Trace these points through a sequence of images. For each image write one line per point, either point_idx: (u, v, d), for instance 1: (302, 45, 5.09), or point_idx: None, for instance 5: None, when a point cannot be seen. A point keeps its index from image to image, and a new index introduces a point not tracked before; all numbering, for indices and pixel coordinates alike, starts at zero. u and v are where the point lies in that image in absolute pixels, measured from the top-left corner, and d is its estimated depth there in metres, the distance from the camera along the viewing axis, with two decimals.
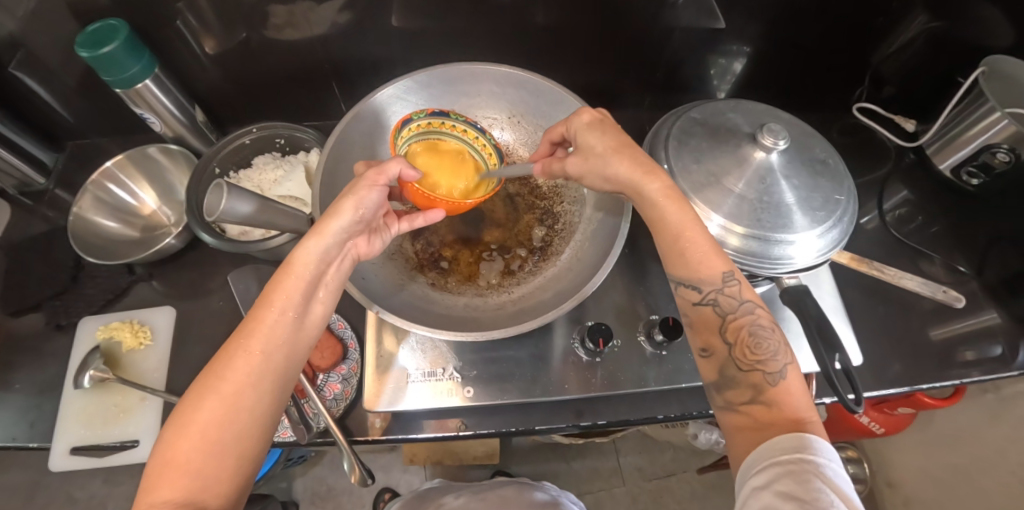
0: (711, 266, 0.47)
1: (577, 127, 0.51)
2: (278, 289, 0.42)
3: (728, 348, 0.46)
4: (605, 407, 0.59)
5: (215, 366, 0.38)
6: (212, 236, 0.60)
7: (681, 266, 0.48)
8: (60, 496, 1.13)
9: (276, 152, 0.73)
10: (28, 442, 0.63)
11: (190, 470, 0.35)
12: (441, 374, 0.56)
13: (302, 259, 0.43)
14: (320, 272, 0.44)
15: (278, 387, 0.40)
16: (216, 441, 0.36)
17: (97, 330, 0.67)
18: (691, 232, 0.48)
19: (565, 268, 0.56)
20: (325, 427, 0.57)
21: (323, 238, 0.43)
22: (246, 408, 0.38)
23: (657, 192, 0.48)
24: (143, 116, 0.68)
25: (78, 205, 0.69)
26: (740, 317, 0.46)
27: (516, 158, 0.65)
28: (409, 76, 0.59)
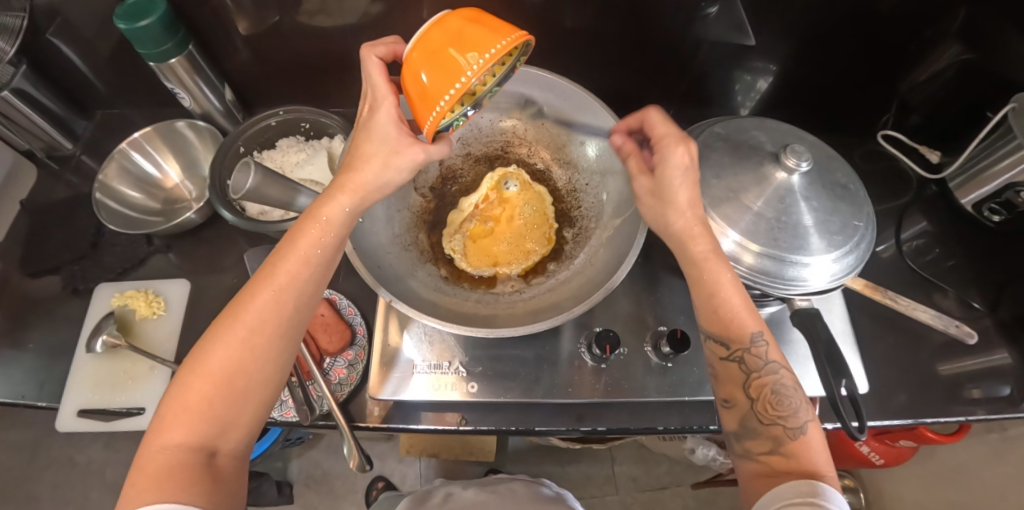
0: (738, 326, 0.47)
1: (671, 165, 0.46)
2: (300, 243, 0.42)
3: (751, 402, 0.46)
4: (606, 413, 0.59)
5: (241, 315, 0.40)
6: (232, 213, 0.61)
7: (713, 320, 0.48)
8: (61, 458, 1.15)
9: (300, 135, 0.73)
10: (36, 401, 0.64)
11: (205, 417, 0.38)
12: (449, 369, 0.57)
13: (331, 217, 0.43)
14: (347, 229, 0.45)
15: (291, 340, 0.42)
16: (237, 392, 0.39)
17: (113, 296, 0.68)
18: (726, 292, 0.47)
19: (578, 271, 0.55)
20: (329, 410, 0.58)
21: (353, 197, 0.43)
22: (267, 362, 0.41)
23: (699, 254, 0.47)
24: (174, 92, 0.69)
25: (103, 173, 0.70)
26: (764, 376, 0.46)
27: (537, 158, 0.64)
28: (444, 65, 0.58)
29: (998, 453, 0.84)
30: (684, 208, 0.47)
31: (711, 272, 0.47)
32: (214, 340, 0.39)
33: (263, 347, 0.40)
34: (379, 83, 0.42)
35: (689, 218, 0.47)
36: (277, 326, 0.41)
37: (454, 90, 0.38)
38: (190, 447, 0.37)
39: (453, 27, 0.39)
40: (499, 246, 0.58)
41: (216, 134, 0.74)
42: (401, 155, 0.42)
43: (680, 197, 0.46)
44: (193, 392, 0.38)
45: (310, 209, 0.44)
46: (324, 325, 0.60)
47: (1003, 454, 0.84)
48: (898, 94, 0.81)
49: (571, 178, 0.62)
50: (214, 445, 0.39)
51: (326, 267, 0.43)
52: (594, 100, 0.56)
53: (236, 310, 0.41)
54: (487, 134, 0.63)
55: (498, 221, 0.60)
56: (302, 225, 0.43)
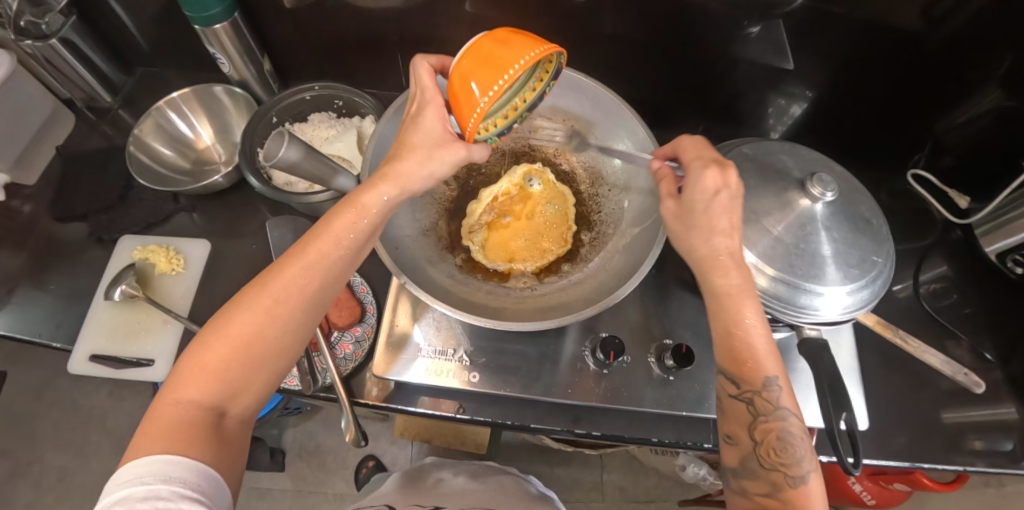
0: (755, 367, 0.45)
1: (696, 184, 0.46)
2: (336, 225, 0.43)
3: (754, 444, 0.45)
4: (601, 419, 0.60)
5: (269, 286, 0.41)
6: (259, 181, 0.62)
7: (727, 357, 0.47)
8: (65, 399, 1.18)
9: (332, 111, 0.74)
10: (51, 341, 0.66)
11: (220, 379, 0.39)
12: (453, 356, 0.58)
13: (370, 204, 0.44)
14: (383, 218, 0.46)
15: (312, 317, 0.43)
16: (253, 360, 0.40)
17: (134, 248, 0.69)
18: (750, 332, 0.45)
19: (591, 275, 0.55)
20: (331, 384, 0.59)
21: (395, 186, 0.44)
22: (287, 334, 0.42)
23: (722, 286, 0.46)
24: (215, 56, 0.69)
25: (139, 128, 0.71)
26: (772, 421, 0.44)
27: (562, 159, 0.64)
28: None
29: None
30: (714, 232, 0.45)
31: (741, 301, 0.46)
32: (240, 306, 0.41)
33: (285, 320, 0.41)
34: (429, 87, 0.44)
35: (717, 244, 0.46)
36: (301, 301, 0.42)
37: (496, 91, 0.39)
38: (200, 406, 0.38)
39: (499, 37, 0.41)
40: (516, 240, 0.58)
41: (252, 101, 0.75)
42: (444, 149, 0.43)
43: (706, 220, 0.46)
44: (214, 352, 0.39)
45: (352, 194, 0.45)
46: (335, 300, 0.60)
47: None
48: (933, 134, 0.77)
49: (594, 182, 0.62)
50: (223, 407, 0.40)
51: (357, 252, 0.44)
52: (625, 109, 0.56)
53: (266, 280, 0.42)
54: (515, 132, 0.64)
55: (517, 216, 0.59)
56: (339, 208, 0.44)
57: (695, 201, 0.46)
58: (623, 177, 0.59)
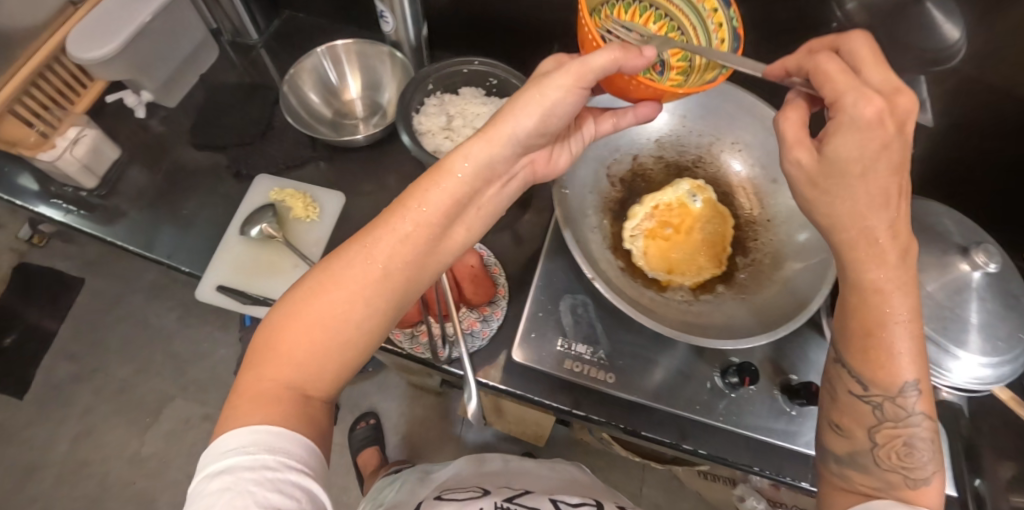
0: (893, 371, 0.36)
1: (790, 127, 0.36)
2: (414, 195, 0.39)
3: (873, 445, 0.37)
4: (710, 439, 0.60)
5: (353, 264, 0.37)
6: (411, 141, 0.64)
7: (858, 355, 0.37)
8: (137, 315, 1.23)
9: (483, 89, 0.73)
10: (181, 266, 0.69)
11: (297, 358, 0.35)
12: (590, 355, 0.57)
13: (462, 171, 0.40)
14: (473, 186, 0.41)
15: (393, 292, 0.38)
16: (330, 337, 0.36)
17: (271, 190, 0.71)
18: (905, 326, 0.35)
19: (750, 303, 0.54)
20: (456, 357, 0.60)
21: (491, 144, 0.40)
22: (365, 311, 0.37)
23: (879, 281, 0.35)
24: (381, 14, 0.69)
25: (298, 67, 0.72)
26: (902, 427, 0.36)
27: (723, 183, 0.61)
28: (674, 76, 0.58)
29: None
30: (858, 200, 0.34)
31: (892, 298, 0.35)
32: (318, 285, 0.37)
33: (367, 299, 0.37)
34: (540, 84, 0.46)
35: (874, 223, 0.35)
36: (382, 279, 0.37)
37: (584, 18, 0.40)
38: (288, 388, 0.35)
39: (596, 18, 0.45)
40: (674, 253, 0.56)
41: (406, 65, 0.74)
42: (557, 78, 0.37)
43: (856, 183, 0.34)
44: (291, 331, 0.36)
45: (440, 161, 0.40)
46: (473, 277, 0.62)
47: None
48: None
49: (757, 210, 0.59)
50: (307, 386, 0.35)
51: (440, 220, 0.39)
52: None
53: (341, 257, 0.38)
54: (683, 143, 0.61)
55: (677, 230, 0.57)
56: (420, 180, 0.40)
57: (846, 152, 0.33)
58: (789, 215, 0.58)
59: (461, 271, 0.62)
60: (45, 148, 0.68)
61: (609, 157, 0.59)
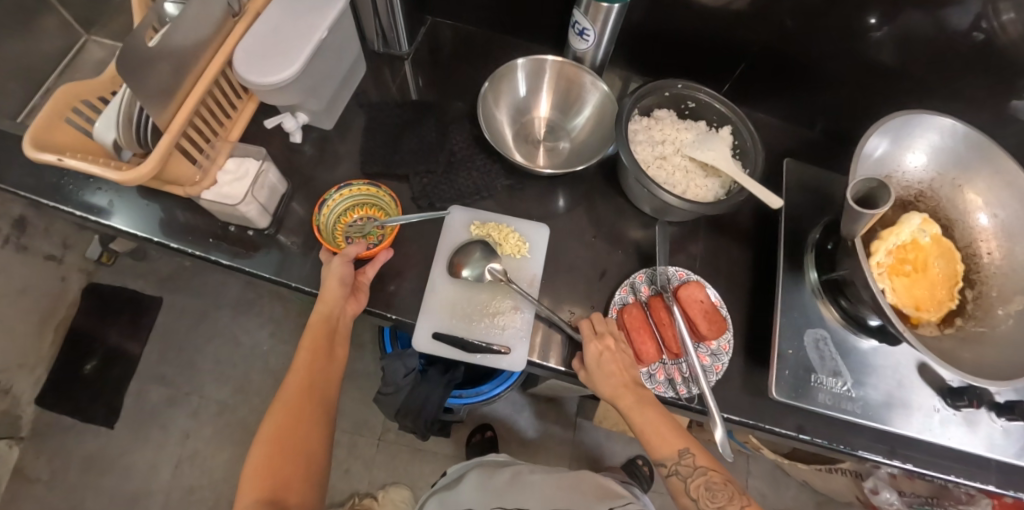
0: (669, 445, 0.55)
1: (591, 357, 0.57)
2: (310, 343, 0.57)
3: (694, 502, 0.54)
4: (916, 452, 0.66)
5: (287, 399, 0.55)
6: (630, 159, 0.62)
7: (649, 446, 0.56)
8: (224, 334, 1.17)
9: (676, 112, 0.71)
10: (387, 312, 0.63)
11: (270, 478, 0.50)
12: (837, 386, 0.60)
13: (318, 320, 0.58)
14: (337, 334, 0.59)
15: (321, 412, 0.56)
16: (299, 431, 0.53)
17: (469, 225, 0.67)
18: (653, 421, 0.55)
19: (991, 337, 0.57)
20: (696, 394, 0.61)
21: (326, 301, 0.58)
22: (307, 432, 0.54)
23: (626, 405, 0.56)
24: (581, 30, 0.65)
25: (493, 84, 0.68)
26: (696, 478, 0.54)
27: (942, 216, 0.64)
28: (936, 115, 0.59)
29: None
30: (609, 373, 0.56)
31: (659, 425, 0.55)
32: (277, 410, 0.54)
33: (301, 419, 0.54)
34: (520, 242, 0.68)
35: (614, 381, 0.56)
36: (308, 401, 0.55)
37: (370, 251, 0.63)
38: (257, 500, 0.48)
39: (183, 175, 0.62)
40: (917, 290, 0.58)
41: (600, 86, 0.68)
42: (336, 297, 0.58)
43: (609, 374, 0.57)
44: (270, 425, 0.53)
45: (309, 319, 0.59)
46: (706, 313, 0.61)
47: None
48: None
49: (977, 245, 0.62)
50: (278, 496, 0.49)
51: (326, 353, 0.58)
52: None
53: (288, 393, 0.55)
54: (910, 178, 0.63)
55: (916, 266, 0.59)
56: (307, 336, 0.58)
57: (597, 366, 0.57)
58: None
59: (693, 307, 0.61)
60: (207, 184, 0.63)
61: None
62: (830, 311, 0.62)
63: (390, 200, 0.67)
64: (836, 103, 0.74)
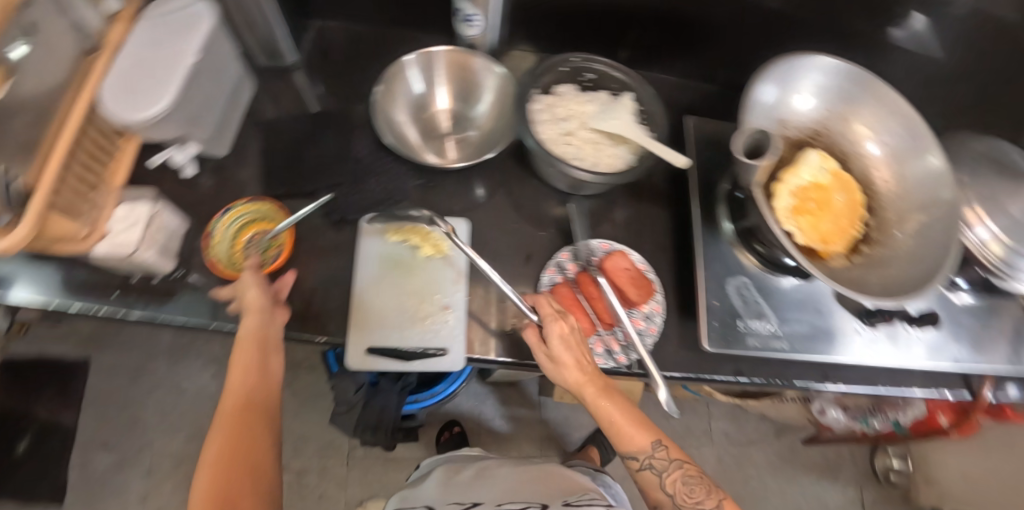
0: (641, 439, 0.55)
1: (551, 334, 0.55)
2: (238, 353, 0.54)
3: (670, 499, 0.54)
4: (844, 373, 0.70)
5: (232, 410, 0.52)
6: (536, 142, 0.62)
7: (619, 442, 0.56)
8: (163, 385, 1.11)
9: (578, 85, 0.70)
10: (315, 336, 0.61)
11: (215, 489, 0.47)
12: (763, 328, 0.62)
13: (248, 334, 0.54)
14: (274, 345, 0.56)
15: (268, 420, 0.53)
16: (246, 439, 0.50)
17: (385, 231, 0.65)
18: (619, 417, 0.55)
19: (892, 257, 0.60)
20: (637, 360, 0.61)
21: (251, 311, 0.55)
22: (251, 438, 0.51)
23: (591, 396, 0.55)
24: (469, 17, 0.64)
25: (385, 85, 0.66)
26: (671, 472, 0.54)
27: (838, 151, 0.66)
28: (815, 55, 0.62)
29: None
30: (564, 363, 0.55)
31: (624, 424, 0.56)
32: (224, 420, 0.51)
33: (243, 428, 0.51)
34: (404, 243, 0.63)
35: (576, 372, 0.55)
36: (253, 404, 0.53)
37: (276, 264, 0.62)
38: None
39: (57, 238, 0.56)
40: (824, 225, 0.60)
41: (491, 66, 0.67)
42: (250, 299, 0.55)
43: (566, 357, 0.55)
44: (219, 434, 0.50)
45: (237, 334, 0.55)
46: (632, 280, 0.63)
47: None
48: None
49: (873, 173, 0.65)
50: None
51: (257, 358, 0.54)
52: (924, 125, 0.61)
53: (232, 404, 0.52)
54: (803, 119, 0.65)
55: (818, 203, 0.61)
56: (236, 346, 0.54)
57: (558, 351, 0.55)
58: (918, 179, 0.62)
59: (618, 276, 0.63)
60: (97, 238, 0.58)
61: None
62: (747, 257, 0.64)
63: (271, 212, 0.65)
64: (730, 54, 0.76)
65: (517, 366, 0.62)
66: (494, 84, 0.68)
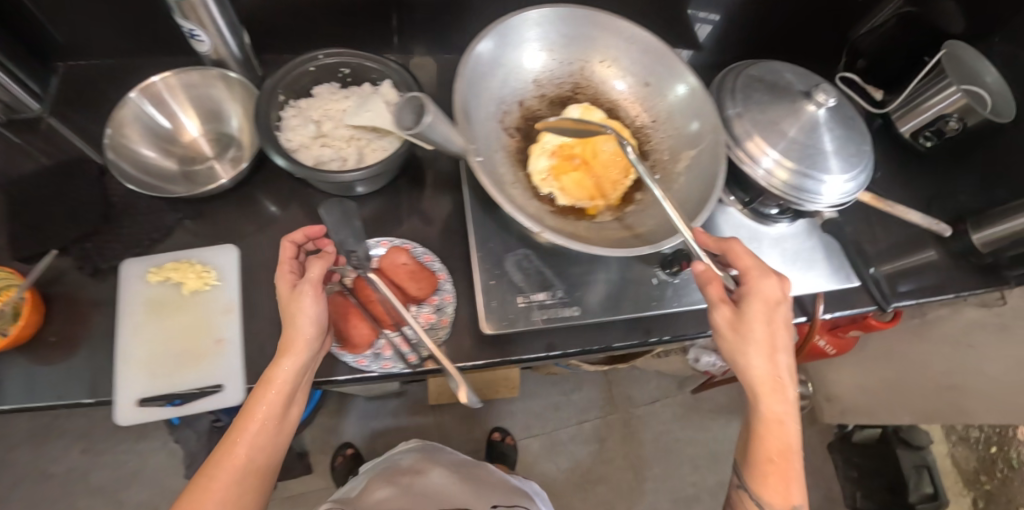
0: (784, 457, 0.48)
1: (750, 296, 0.49)
2: (258, 403, 0.48)
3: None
4: (669, 324, 0.66)
5: (224, 461, 0.46)
6: (286, 159, 0.56)
7: (756, 478, 0.50)
8: (25, 473, 1.04)
9: (337, 83, 0.66)
10: (81, 398, 0.57)
11: None
12: (549, 298, 0.58)
13: (283, 380, 0.49)
14: (293, 384, 0.51)
15: (258, 471, 0.48)
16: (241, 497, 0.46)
17: (146, 273, 0.61)
18: (793, 443, 0.49)
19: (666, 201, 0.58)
20: (428, 355, 0.59)
21: (296, 356, 0.49)
22: (238, 494, 0.46)
23: (778, 413, 0.48)
24: (191, 33, 0.59)
25: (114, 124, 0.61)
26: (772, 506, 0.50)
27: (606, 101, 0.64)
28: (526, 11, 0.59)
29: (917, 334, 1.09)
30: (750, 341, 0.48)
31: (769, 435, 0.49)
32: (208, 473, 0.46)
33: (224, 489, 0.45)
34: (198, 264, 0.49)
35: (768, 361, 0.48)
36: (265, 452, 0.49)
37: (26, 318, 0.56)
38: None
39: None
40: (588, 182, 0.57)
41: (207, 71, 0.64)
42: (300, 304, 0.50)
43: (778, 334, 0.49)
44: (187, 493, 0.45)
45: (266, 372, 0.50)
46: (411, 274, 0.59)
47: (918, 334, 1.09)
48: (850, 42, 0.97)
49: (644, 116, 0.63)
50: None
51: (277, 411, 0.49)
52: (671, 52, 0.60)
53: (225, 452, 0.47)
54: (559, 76, 0.64)
55: (584, 159, 0.58)
56: (258, 392, 0.49)
57: (754, 313, 0.48)
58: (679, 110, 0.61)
59: (396, 273, 0.59)
60: None
61: (498, 110, 0.61)
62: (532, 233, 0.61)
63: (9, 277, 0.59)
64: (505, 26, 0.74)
65: (304, 386, 0.58)
66: (244, 100, 0.66)
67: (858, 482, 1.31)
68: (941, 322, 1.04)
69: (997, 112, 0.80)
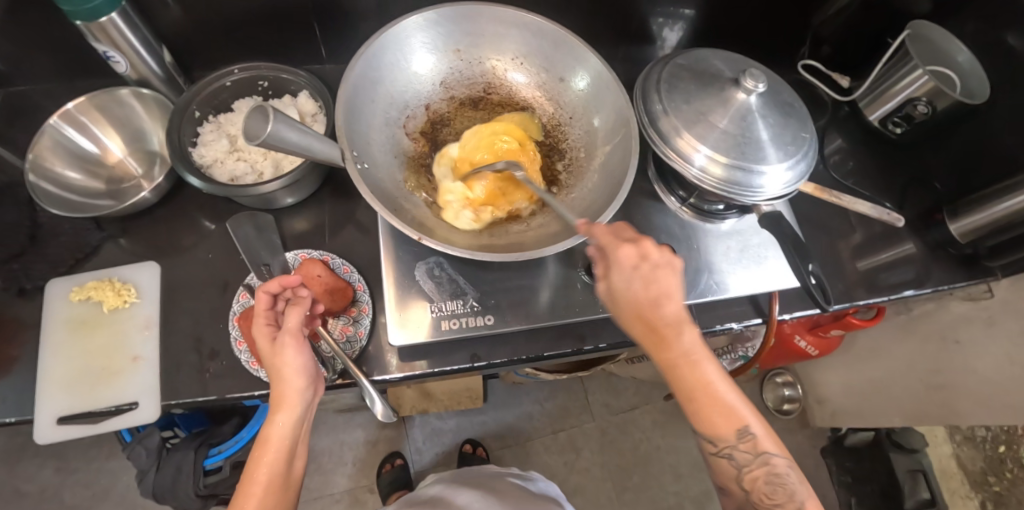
0: (731, 422, 0.46)
1: (616, 261, 0.45)
2: (260, 467, 0.45)
3: (746, 492, 0.47)
4: (604, 330, 0.63)
5: None
6: (200, 179, 0.55)
7: (700, 422, 0.46)
8: (8, 490, 1.09)
9: (258, 96, 0.67)
10: (3, 417, 0.56)
11: None
12: (461, 307, 0.58)
13: (279, 437, 0.45)
14: (296, 441, 0.47)
15: None
16: None
17: (70, 292, 0.61)
18: (719, 388, 0.46)
19: (578, 197, 0.60)
20: (343, 369, 0.57)
21: (291, 410, 0.46)
22: None
23: (681, 357, 0.45)
24: (105, 54, 0.60)
25: (34, 148, 0.61)
26: (756, 469, 0.46)
27: (519, 98, 0.68)
28: (419, 13, 0.60)
29: (903, 330, 1.03)
30: (638, 309, 0.44)
31: (705, 396, 0.45)
32: None
33: None
34: (262, 305, 0.49)
35: (657, 318, 0.44)
36: None
37: None
38: None
39: None
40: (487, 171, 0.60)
41: (115, 91, 0.65)
42: (290, 352, 0.46)
43: (662, 291, 0.44)
44: None
45: (260, 433, 0.46)
46: (326, 287, 0.58)
47: (908, 330, 1.02)
48: (812, 28, 0.85)
49: (557, 112, 0.67)
50: None
51: (283, 465, 0.45)
52: (573, 40, 0.62)
53: None
54: (468, 77, 0.67)
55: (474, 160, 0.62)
56: (254, 456, 0.45)
57: (622, 280, 0.44)
58: (583, 100, 0.65)
59: (312, 287, 0.57)
60: None
61: (400, 115, 0.63)
62: None
63: None
64: None
65: (220, 402, 0.58)
66: (166, 118, 0.67)
67: (851, 488, 1.26)
68: (928, 318, 0.97)
69: (969, 93, 0.72)
